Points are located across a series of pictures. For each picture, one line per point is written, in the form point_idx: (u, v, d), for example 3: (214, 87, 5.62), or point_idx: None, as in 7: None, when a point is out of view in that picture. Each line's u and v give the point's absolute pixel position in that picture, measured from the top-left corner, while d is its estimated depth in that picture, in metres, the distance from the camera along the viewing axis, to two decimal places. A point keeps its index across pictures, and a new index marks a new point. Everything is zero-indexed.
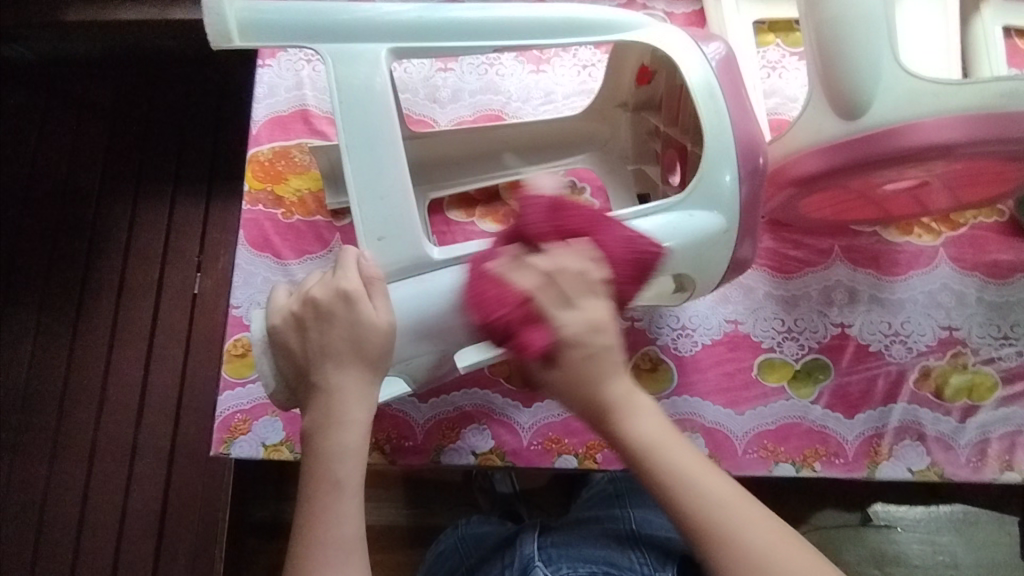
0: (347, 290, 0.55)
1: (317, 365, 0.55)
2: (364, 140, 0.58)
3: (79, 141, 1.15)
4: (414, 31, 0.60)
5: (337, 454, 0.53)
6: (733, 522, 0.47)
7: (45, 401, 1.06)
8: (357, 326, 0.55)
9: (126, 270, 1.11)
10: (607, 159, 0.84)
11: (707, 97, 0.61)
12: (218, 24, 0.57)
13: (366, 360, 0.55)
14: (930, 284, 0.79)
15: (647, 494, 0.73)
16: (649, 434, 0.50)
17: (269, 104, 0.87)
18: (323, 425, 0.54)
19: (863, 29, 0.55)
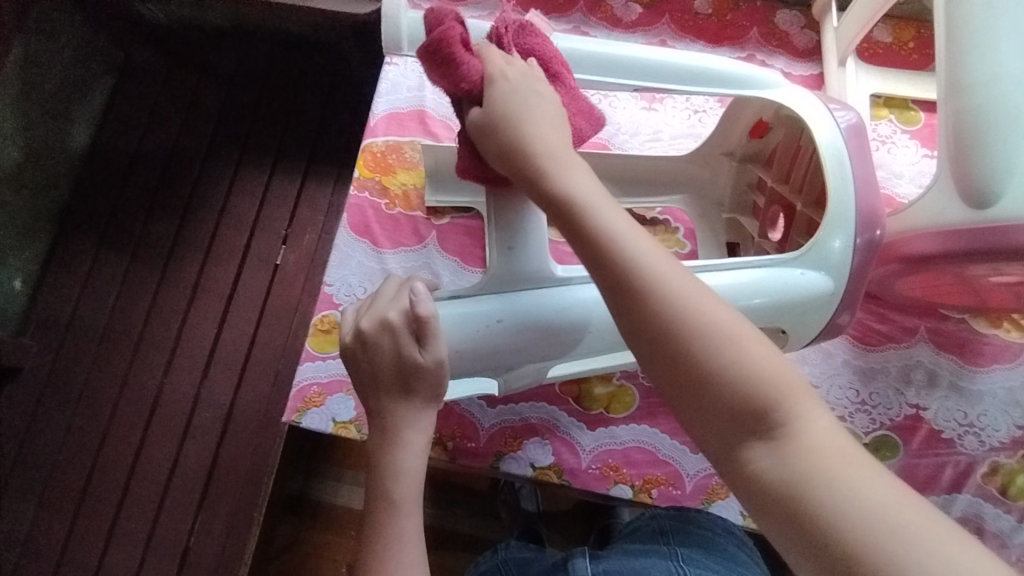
0: (390, 323, 0.57)
1: (375, 392, 0.58)
2: None
3: (197, 104, 1.22)
4: (562, 63, 0.64)
5: (402, 475, 0.56)
6: (807, 410, 0.40)
7: (121, 343, 1.11)
8: (405, 362, 0.57)
9: (217, 231, 1.16)
10: (703, 202, 0.86)
11: (835, 161, 0.63)
12: (391, 32, 0.63)
13: (420, 392, 0.57)
14: (1012, 381, 0.78)
15: (692, 528, 0.72)
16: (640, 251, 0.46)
17: (389, 100, 0.92)
18: (385, 442, 0.57)
19: (1006, 123, 0.56)
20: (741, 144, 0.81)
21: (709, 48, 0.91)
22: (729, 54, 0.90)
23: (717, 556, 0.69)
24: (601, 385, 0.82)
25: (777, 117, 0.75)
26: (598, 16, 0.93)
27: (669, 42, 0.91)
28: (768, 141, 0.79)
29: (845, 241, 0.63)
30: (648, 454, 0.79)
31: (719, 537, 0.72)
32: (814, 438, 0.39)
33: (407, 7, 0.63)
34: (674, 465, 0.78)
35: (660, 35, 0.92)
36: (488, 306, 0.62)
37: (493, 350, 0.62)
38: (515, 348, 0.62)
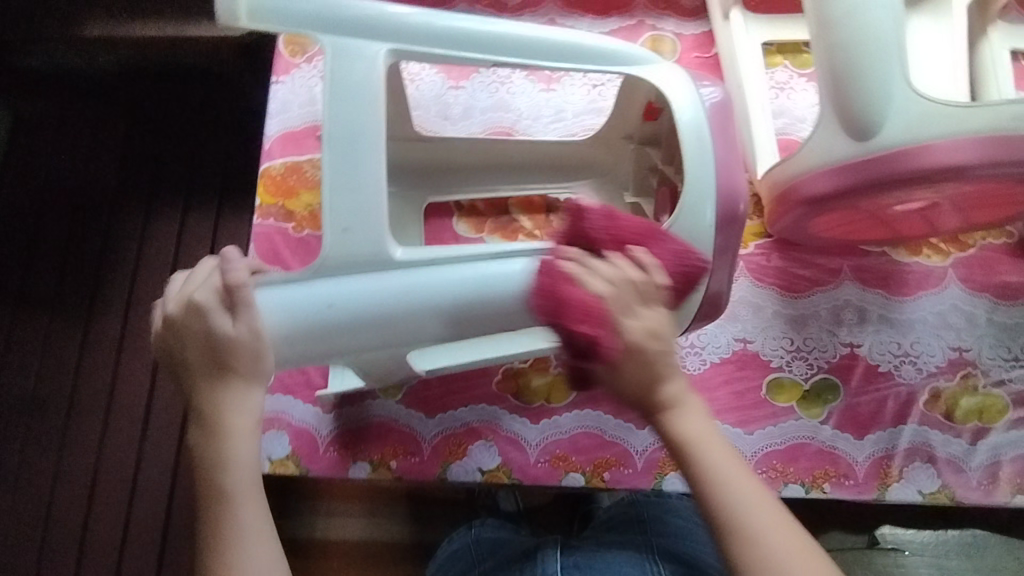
0: (197, 303, 0.56)
1: (190, 375, 0.56)
2: (346, 135, 0.58)
3: (94, 153, 1.14)
4: (422, 41, 0.61)
5: (237, 466, 0.54)
6: (766, 525, 0.50)
7: (52, 413, 1.06)
8: (213, 339, 0.55)
9: (136, 281, 1.10)
10: (607, 188, 0.83)
11: (694, 138, 0.62)
12: (227, 4, 0.58)
13: (238, 371, 0.56)
14: (940, 304, 0.79)
15: (668, 519, 0.72)
16: (694, 433, 0.52)
17: (281, 119, 0.89)
18: (212, 436, 0.55)
19: (872, 52, 0.55)
20: (638, 126, 0.79)
21: (598, 21, 0.90)
22: (618, 24, 0.89)
23: (689, 543, 0.69)
24: (540, 376, 0.80)
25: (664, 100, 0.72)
26: (483, 2, 0.91)
27: (557, 20, 0.90)
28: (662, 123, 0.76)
29: (719, 210, 0.63)
30: (595, 439, 0.77)
31: (692, 525, 0.72)
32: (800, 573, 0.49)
33: None
34: (623, 444, 0.77)
35: (548, 13, 0.90)
36: (318, 291, 0.58)
37: (316, 341, 0.59)
38: (346, 335, 0.59)
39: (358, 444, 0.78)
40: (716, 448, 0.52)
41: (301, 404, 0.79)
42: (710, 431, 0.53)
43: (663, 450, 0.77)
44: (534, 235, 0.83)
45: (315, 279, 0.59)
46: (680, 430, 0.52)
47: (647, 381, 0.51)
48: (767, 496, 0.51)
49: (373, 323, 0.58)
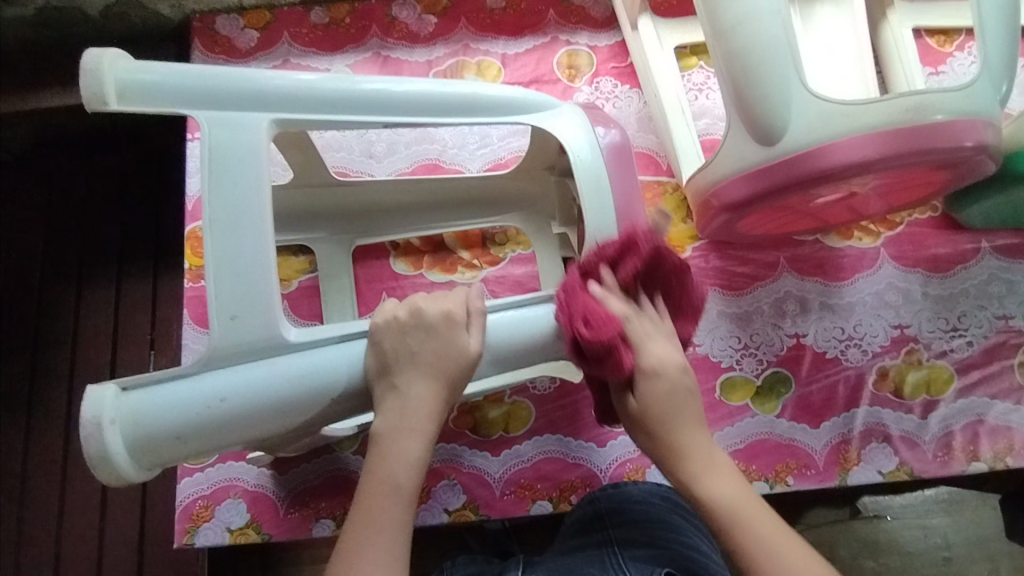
0: (419, 310, 0.58)
1: (415, 381, 0.56)
2: (229, 216, 0.55)
3: (15, 230, 1.09)
4: (314, 106, 0.58)
5: (397, 465, 0.55)
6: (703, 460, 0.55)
7: (4, 507, 1.00)
8: (449, 347, 0.57)
9: (76, 357, 1.05)
10: (536, 219, 0.82)
11: (592, 179, 0.62)
12: (93, 86, 0.53)
13: (445, 380, 0.57)
14: (876, 285, 0.80)
15: (627, 508, 0.69)
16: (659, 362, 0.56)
17: (201, 178, 0.86)
18: (391, 437, 0.55)
19: (769, 60, 0.56)
20: (556, 157, 0.76)
21: (513, 41, 0.90)
22: (533, 43, 0.89)
23: (655, 531, 0.66)
24: (495, 407, 0.78)
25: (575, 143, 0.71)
26: (395, 36, 0.91)
27: (472, 45, 0.90)
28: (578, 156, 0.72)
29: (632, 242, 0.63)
30: (558, 462, 0.76)
31: (657, 510, 0.69)
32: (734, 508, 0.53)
33: (112, 58, 0.54)
34: (586, 464, 0.76)
35: (462, 40, 0.90)
36: (208, 384, 0.54)
37: (203, 440, 0.54)
38: (247, 428, 0.55)
39: (319, 501, 0.76)
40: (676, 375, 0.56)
41: (255, 468, 0.77)
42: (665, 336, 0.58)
43: (626, 465, 0.76)
44: (473, 265, 0.84)
45: (203, 371, 0.54)
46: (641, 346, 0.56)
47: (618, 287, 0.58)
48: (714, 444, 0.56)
49: (270, 413, 0.55)
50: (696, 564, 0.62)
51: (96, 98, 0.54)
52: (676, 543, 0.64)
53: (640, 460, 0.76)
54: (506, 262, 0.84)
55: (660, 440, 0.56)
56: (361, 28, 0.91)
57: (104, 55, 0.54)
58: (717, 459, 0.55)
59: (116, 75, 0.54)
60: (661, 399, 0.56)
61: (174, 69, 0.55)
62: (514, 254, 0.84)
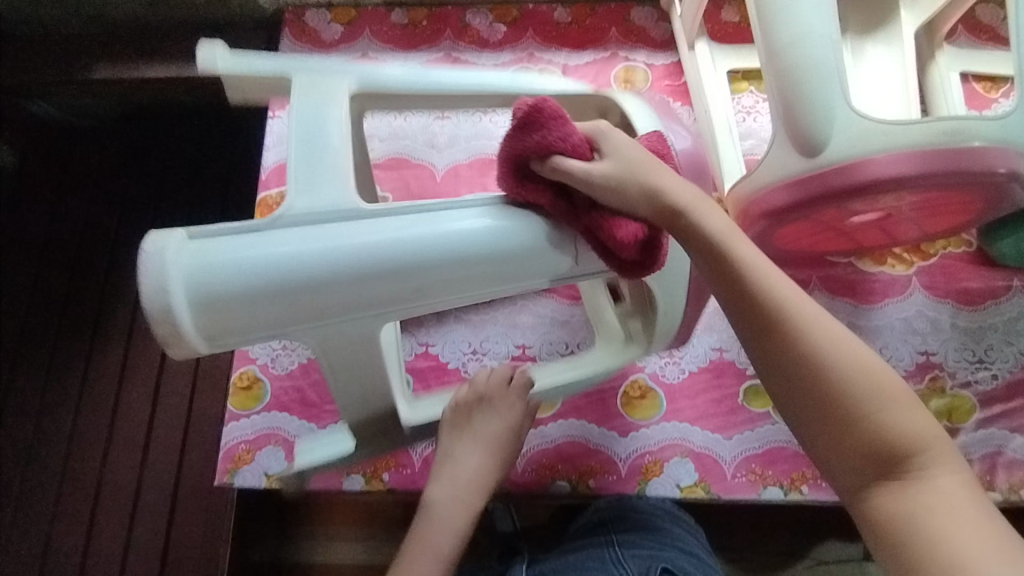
0: (483, 394, 0.71)
1: (469, 442, 0.70)
2: (346, 361, 0.61)
3: (97, 189, 1.18)
4: (406, 292, 0.56)
5: (443, 525, 0.66)
6: (825, 349, 0.49)
7: (54, 440, 1.07)
8: (501, 433, 0.70)
9: (137, 309, 1.12)
10: None
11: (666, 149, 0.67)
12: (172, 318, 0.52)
13: (494, 453, 0.70)
14: (905, 311, 0.82)
15: (631, 516, 0.74)
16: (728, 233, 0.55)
17: (277, 152, 0.94)
18: (449, 476, 0.69)
19: (816, 77, 0.60)
20: None
21: (576, 53, 0.96)
22: (593, 57, 0.96)
23: (656, 535, 0.72)
24: None
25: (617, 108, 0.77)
26: (466, 40, 0.98)
27: (536, 54, 0.96)
28: None
29: None
30: (580, 447, 0.80)
31: (657, 518, 0.74)
32: (936, 481, 0.45)
33: (173, 265, 0.51)
34: (607, 451, 0.79)
35: (528, 48, 0.97)
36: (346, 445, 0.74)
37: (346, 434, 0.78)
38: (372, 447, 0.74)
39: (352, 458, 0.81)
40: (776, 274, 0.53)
41: (296, 420, 0.82)
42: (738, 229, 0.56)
43: (646, 456, 0.79)
44: None
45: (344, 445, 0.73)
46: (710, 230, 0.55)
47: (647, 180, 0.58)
48: (827, 319, 0.51)
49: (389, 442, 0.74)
50: (689, 565, 0.69)
51: (181, 336, 0.53)
52: (673, 546, 0.71)
53: (659, 453, 0.79)
54: None
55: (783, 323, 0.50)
56: (436, 30, 0.99)
57: (163, 251, 0.51)
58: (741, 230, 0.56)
59: (183, 289, 0.52)
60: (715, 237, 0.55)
61: (239, 250, 0.53)
62: None
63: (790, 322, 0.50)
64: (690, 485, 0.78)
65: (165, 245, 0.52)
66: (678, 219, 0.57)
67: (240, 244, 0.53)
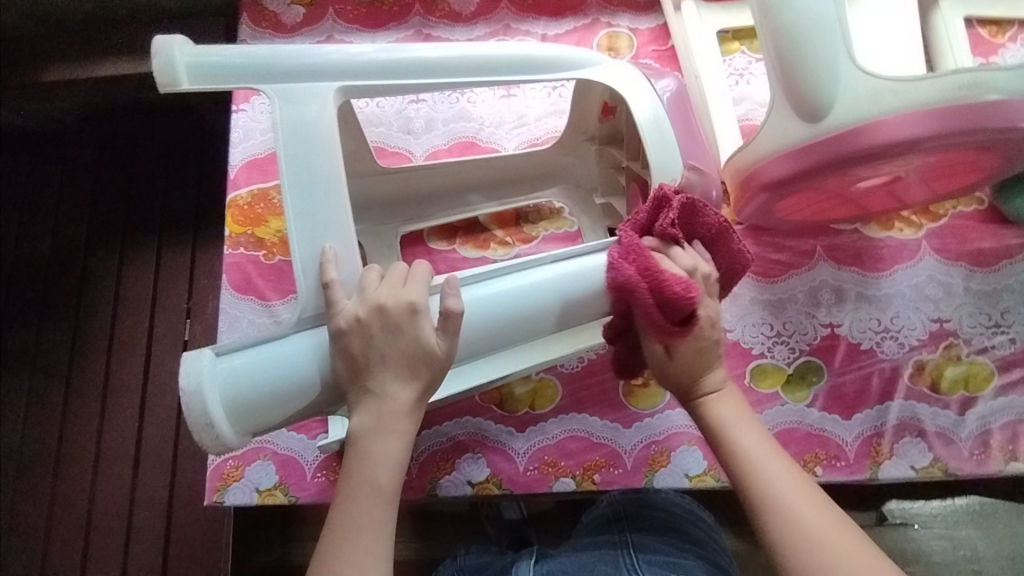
0: (378, 304, 0.52)
1: (374, 370, 0.52)
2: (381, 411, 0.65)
3: (62, 197, 1.12)
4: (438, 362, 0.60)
5: (369, 486, 0.50)
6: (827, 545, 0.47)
7: (40, 461, 1.03)
8: (417, 348, 0.52)
9: (115, 320, 1.08)
10: (578, 191, 0.83)
11: (655, 134, 0.61)
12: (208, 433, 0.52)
13: (415, 376, 0.52)
14: (916, 277, 0.78)
15: (648, 513, 0.70)
16: (732, 419, 0.56)
17: (244, 148, 0.88)
18: (367, 438, 0.52)
19: (817, 34, 0.55)
20: (596, 127, 0.79)
21: (554, 22, 0.90)
22: (574, 24, 0.89)
23: (676, 536, 0.67)
24: (522, 384, 0.79)
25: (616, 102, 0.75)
26: (437, 15, 0.92)
27: (512, 26, 0.90)
28: (620, 119, 0.77)
29: None
30: (583, 441, 0.76)
31: (678, 518, 0.70)
32: None
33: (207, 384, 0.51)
34: (611, 444, 0.76)
35: (503, 19, 0.91)
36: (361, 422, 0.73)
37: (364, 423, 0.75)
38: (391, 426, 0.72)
39: None
40: (780, 466, 0.52)
41: (285, 431, 0.78)
42: (746, 412, 0.56)
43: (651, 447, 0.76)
44: (506, 242, 0.83)
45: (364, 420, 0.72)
46: (715, 413, 0.56)
47: (692, 364, 0.56)
48: (829, 508, 0.50)
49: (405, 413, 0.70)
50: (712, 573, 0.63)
51: (225, 446, 0.53)
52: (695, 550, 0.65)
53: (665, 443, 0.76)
54: (539, 240, 0.83)
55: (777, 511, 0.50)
56: (405, 6, 0.92)
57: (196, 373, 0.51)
58: (737, 399, 0.57)
59: (222, 405, 0.52)
60: (727, 422, 0.56)
61: (266, 357, 0.53)
62: (547, 233, 0.83)
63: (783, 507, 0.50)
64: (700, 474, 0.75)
65: (198, 370, 0.51)
66: (696, 397, 0.57)
67: (268, 353, 0.53)
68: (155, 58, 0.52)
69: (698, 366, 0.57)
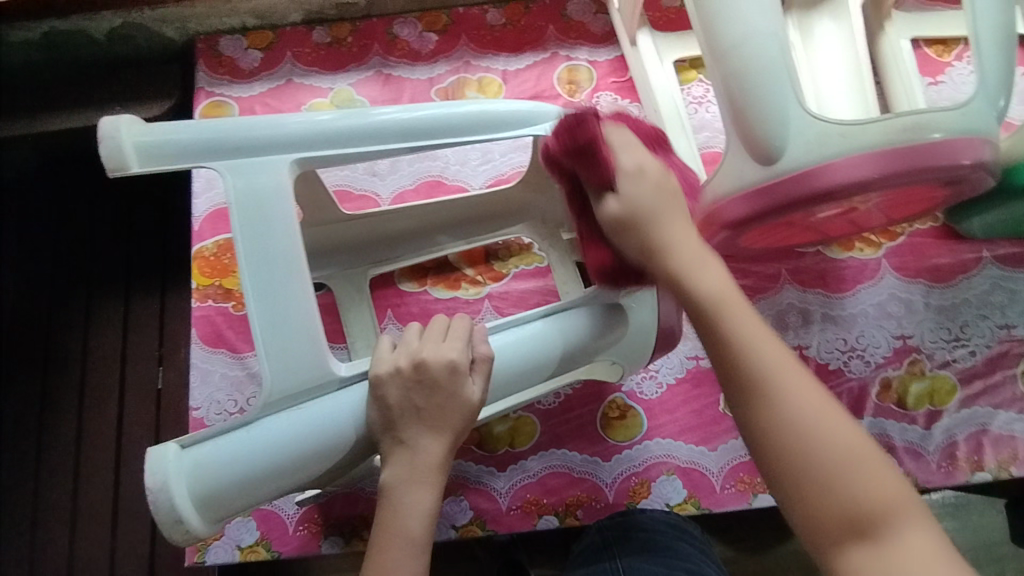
0: (421, 359, 0.55)
1: (412, 421, 0.54)
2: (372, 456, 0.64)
3: (23, 249, 1.10)
4: None
5: (401, 537, 0.52)
6: (840, 465, 0.44)
7: (16, 522, 1.01)
8: (453, 401, 0.55)
9: (85, 373, 1.05)
10: (544, 227, 0.83)
11: None
12: (178, 527, 0.52)
13: (448, 427, 0.55)
14: (878, 295, 0.80)
15: (635, 536, 0.69)
16: (718, 291, 0.51)
17: (208, 198, 0.87)
18: (400, 491, 0.54)
19: (766, 80, 0.56)
20: None
21: (514, 57, 0.90)
22: (534, 58, 0.90)
23: (661, 559, 0.66)
24: (501, 422, 0.79)
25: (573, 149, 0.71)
26: (397, 54, 0.92)
27: (473, 62, 0.91)
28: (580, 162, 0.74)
29: None
30: (564, 477, 0.77)
31: (664, 536, 0.69)
32: None
33: (172, 482, 0.51)
34: (592, 478, 0.77)
35: (463, 56, 0.91)
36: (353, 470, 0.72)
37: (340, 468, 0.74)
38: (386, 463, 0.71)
39: (329, 519, 0.77)
40: (788, 371, 0.47)
41: None
42: (735, 290, 0.52)
43: (632, 478, 0.77)
44: (477, 281, 0.84)
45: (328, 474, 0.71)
46: (688, 277, 0.52)
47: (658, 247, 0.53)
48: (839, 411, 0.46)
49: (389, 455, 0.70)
50: None
51: (197, 535, 0.54)
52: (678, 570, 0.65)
53: (645, 474, 0.77)
54: (510, 277, 0.84)
55: (786, 437, 0.45)
56: (364, 46, 0.92)
57: (163, 471, 0.51)
58: (715, 266, 0.53)
59: (189, 499, 0.52)
60: (708, 296, 0.51)
61: (227, 450, 0.53)
62: (517, 269, 0.84)
63: (841, 478, 0.43)
64: (680, 503, 0.76)
65: (163, 468, 0.51)
66: (656, 255, 0.53)
67: (230, 442, 0.53)
68: (101, 144, 0.52)
69: (657, 252, 0.53)
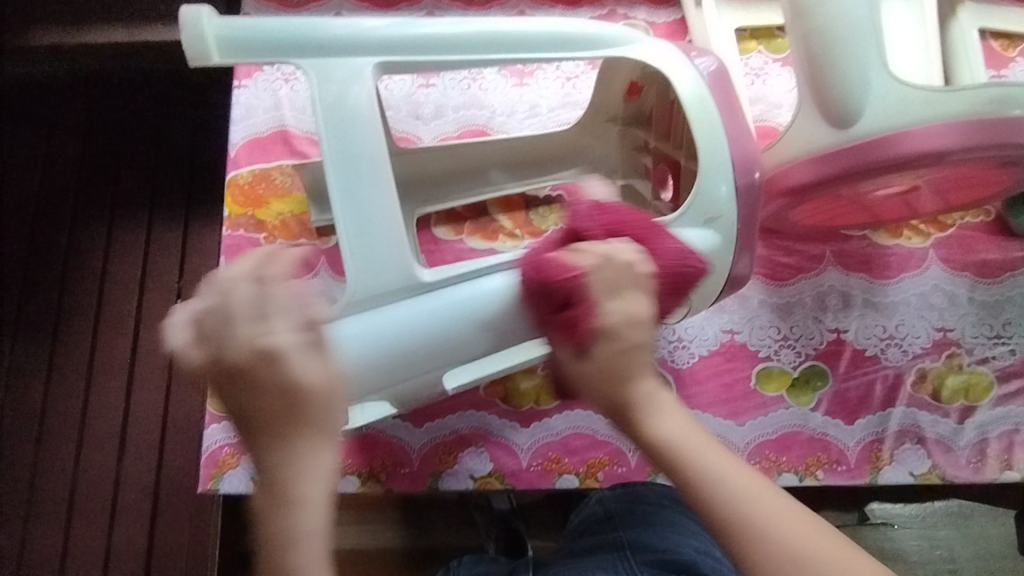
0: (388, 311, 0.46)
1: (279, 401, 0.43)
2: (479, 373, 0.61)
3: (46, 166, 1.07)
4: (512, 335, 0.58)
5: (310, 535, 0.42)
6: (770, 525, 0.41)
7: (21, 443, 0.99)
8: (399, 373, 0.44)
9: (102, 297, 1.04)
10: (596, 171, 0.82)
11: (699, 110, 0.60)
12: None
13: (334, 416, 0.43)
14: (922, 285, 0.79)
15: (639, 509, 0.68)
16: (682, 434, 0.45)
17: (245, 126, 0.85)
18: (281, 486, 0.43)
19: (850, 37, 0.54)
20: (620, 106, 0.79)
21: (571, 11, 0.88)
22: (591, 14, 0.87)
23: (669, 533, 0.65)
24: (527, 378, 0.78)
25: (648, 77, 0.74)
26: None
27: (527, 12, 0.88)
28: (646, 99, 0.77)
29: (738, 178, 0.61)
30: (588, 439, 0.76)
31: (669, 511, 0.68)
32: None
33: None
34: (616, 442, 0.76)
35: (517, 5, 0.88)
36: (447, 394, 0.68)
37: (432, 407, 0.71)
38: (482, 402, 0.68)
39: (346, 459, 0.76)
40: (727, 472, 0.43)
41: None
42: (696, 427, 0.46)
43: None
44: (515, 235, 0.81)
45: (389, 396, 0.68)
46: (657, 431, 0.45)
47: (615, 372, 0.46)
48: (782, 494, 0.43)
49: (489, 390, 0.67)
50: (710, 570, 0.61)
51: None
52: (688, 545, 0.64)
53: None
54: (548, 233, 0.81)
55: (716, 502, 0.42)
56: None
57: None
58: (671, 403, 0.47)
59: None
60: (668, 439, 0.45)
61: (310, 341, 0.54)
62: (556, 226, 0.81)
63: (760, 536, 0.41)
64: None
65: None
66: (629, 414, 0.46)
67: None
68: (184, 33, 0.55)
69: (619, 376, 0.46)
